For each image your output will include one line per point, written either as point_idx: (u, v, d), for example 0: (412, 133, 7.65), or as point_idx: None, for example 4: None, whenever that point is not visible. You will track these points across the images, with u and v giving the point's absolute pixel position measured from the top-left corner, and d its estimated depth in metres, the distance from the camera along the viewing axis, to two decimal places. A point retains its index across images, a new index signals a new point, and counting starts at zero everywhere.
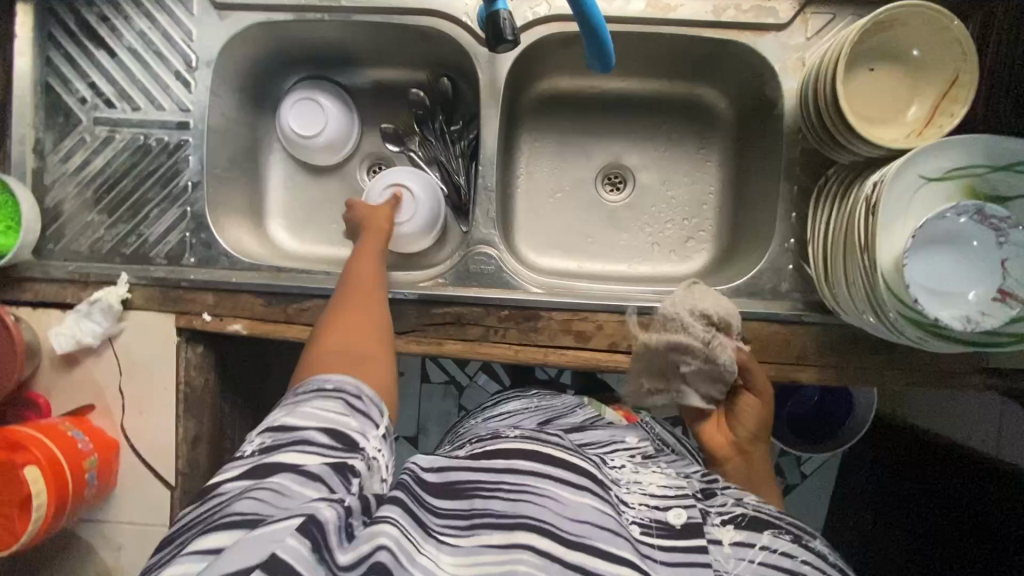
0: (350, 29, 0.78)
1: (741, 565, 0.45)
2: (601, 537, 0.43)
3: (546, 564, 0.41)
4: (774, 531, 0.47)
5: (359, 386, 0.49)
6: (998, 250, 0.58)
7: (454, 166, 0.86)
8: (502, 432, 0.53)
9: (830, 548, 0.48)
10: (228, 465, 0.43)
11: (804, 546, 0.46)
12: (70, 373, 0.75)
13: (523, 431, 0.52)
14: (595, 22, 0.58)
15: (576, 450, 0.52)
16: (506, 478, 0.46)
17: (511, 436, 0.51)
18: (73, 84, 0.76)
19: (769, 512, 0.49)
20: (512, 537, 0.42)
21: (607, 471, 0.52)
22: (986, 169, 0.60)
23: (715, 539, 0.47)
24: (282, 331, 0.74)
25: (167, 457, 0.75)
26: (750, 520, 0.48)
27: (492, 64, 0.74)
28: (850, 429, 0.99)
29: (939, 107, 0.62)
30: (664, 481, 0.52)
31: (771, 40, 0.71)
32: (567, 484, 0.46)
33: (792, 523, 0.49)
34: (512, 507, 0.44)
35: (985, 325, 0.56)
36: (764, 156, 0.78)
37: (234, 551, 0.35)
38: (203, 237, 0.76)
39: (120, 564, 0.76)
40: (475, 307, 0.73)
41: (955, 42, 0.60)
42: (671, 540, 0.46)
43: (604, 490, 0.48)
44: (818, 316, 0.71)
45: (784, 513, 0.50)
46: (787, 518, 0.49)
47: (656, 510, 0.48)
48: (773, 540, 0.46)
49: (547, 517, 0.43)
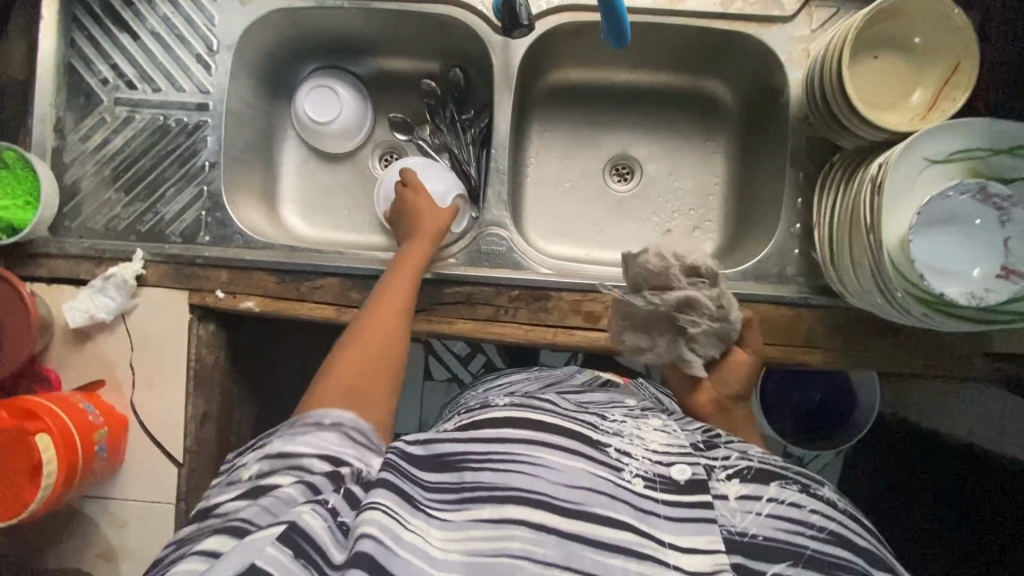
0: (367, 17, 0.80)
1: (749, 519, 0.44)
2: (599, 503, 0.42)
3: (541, 535, 0.39)
4: (780, 483, 0.47)
5: (359, 420, 0.48)
6: (1001, 229, 0.60)
7: (465, 154, 0.87)
8: (491, 402, 0.53)
9: (838, 495, 0.49)
10: (229, 487, 0.44)
11: (813, 494, 0.47)
12: (82, 348, 0.75)
13: (510, 400, 0.50)
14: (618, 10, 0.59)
15: (571, 412, 0.51)
16: (496, 448, 0.44)
17: (500, 405, 0.49)
18: (95, 65, 0.78)
19: (775, 463, 0.50)
20: (505, 511, 0.40)
21: (606, 425, 0.51)
22: (986, 152, 0.62)
23: (721, 494, 0.46)
24: (294, 309, 0.75)
25: (176, 434, 0.75)
26: (754, 472, 0.48)
27: (506, 52, 0.76)
28: (856, 423, 1.00)
29: (941, 93, 0.64)
30: (664, 436, 0.51)
31: (778, 31, 0.73)
32: (559, 449, 0.44)
33: (797, 472, 0.49)
34: (505, 479, 0.42)
35: (988, 300, 0.58)
36: (769, 145, 0.80)
37: (224, 558, 0.35)
38: (219, 216, 0.77)
39: (124, 542, 0.75)
40: (486, 287, 0.74)
41: (957, 29, 0.62)
42: (675, 496, 0.44)
43: (599, 451, 0.46)
44: (823, 299, 0.73)
45: (789, 465, 0.50)
46: (791, 469, 0.49)
47: (659, 465, 0.47)
48: (780, 490, 0.46)
49: (541, 487, 0.42)
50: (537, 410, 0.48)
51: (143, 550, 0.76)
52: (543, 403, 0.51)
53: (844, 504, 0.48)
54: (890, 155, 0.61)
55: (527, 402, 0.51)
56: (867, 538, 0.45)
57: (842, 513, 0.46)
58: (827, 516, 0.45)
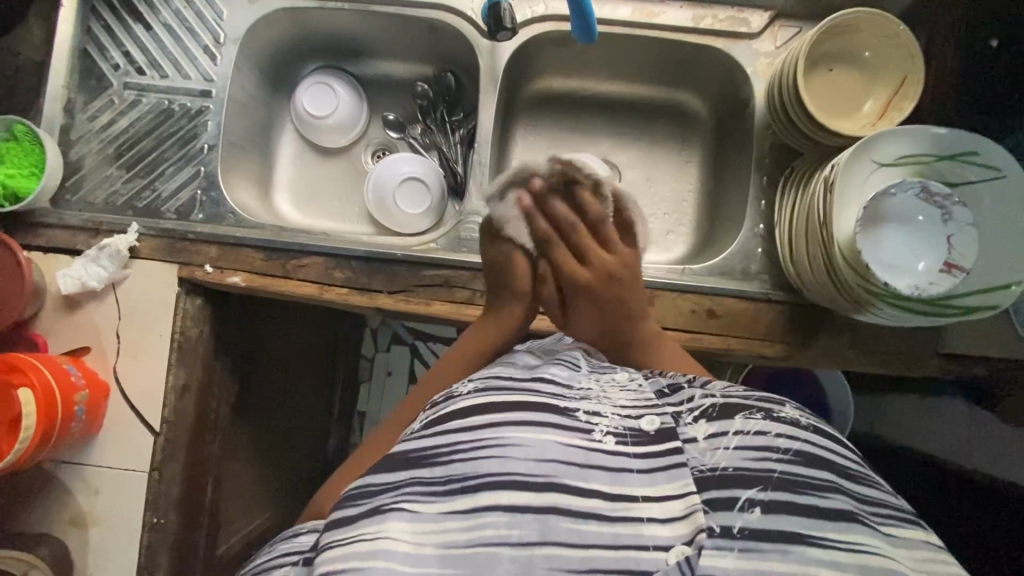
0: (365, 19, 0.86)
1: (718, 455, 0.45)
2: (570, 474, 0.44)
3: (514, 516, 0.42)
4: (745, 414, 0.48)
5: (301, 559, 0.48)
6: (943, 226, 0.65)
7: (453, 153, 0.92)
8: (451, 390, 0.54)
9: (799, 413, 0.50)
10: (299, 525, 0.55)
11: (776, 420, 0.48)
12: (71, 315, 0.78)
13: (475, 384, 0.53)
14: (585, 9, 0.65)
15: (537, 382, 0.52)
16: (464, 438, 0.46)
17: (465, 393, 0.52)
18: (109, 52, 0.83)
19: (738, 395, 0.50)
20: (478, 499, 0.43)
21: (574, 390, 0.52)
22: (932, 158, 0.66)
23: (689, 437, 0.47)
24: (278, 285, 0.78)
25: (154, 404, 0.77)
26: (720, 408, 0.49)
27: (493, 55, 0.82)
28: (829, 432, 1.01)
29: (890, 104, 0.71)
30: (630, 392, 0.53)
31: (744, 46, 0.79)
32: (525, 425, 0.46)
33: (761, 399, 0.50)
34: (474, 467, 0.45)
35: (934, 291, 0.63)
36: (736, 153, 0.85)
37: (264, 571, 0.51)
38: (213, 195, 0.81)
39: (95, 508, 0.77)
40: (463, 271, 0.77)
41: (903, 47, 0.69)
42: (647, 448, 0.47)
43: (567, 416, 0.48)
44: (784, 295, 0.76)
45: (750, 393, 0.51)
46: (754, 396, 0.50)
47: (629, 419, 0.49)
48: (745, 422, 0.47)
49: (512, 467, 0.44)
50: (502, 391, 0.50)
51: (113, 519, 0.77)
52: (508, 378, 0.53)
53: (808, 419, 0.49)
54: (836, 165, 0.65)
55: (492, 381, 0.53)
56: (835, 451, 0.47)
57: (806, 430, 0.47)
58: (792, 437, 0.46)
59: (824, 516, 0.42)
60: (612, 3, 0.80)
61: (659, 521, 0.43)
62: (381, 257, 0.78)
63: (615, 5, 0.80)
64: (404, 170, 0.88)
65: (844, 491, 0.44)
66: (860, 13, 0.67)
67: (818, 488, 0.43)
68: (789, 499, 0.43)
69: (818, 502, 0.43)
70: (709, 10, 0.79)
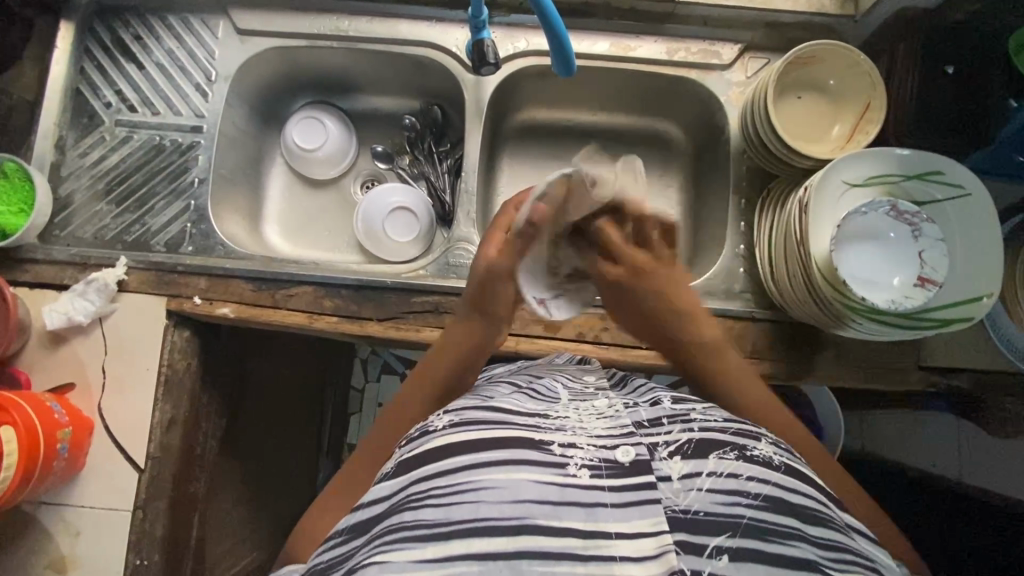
0: (353, 57, 0.89)
1: (691, 496, 0.42)
2: (544, 515, 0.40)
3: (486, 564, 0.38)
4: (719, 453, 0.46)
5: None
6: (915, 243, 0.68)
7: (442, 184, 0.94)
8: (429, 422, 0.50)
9: (773, 449, 0.48)
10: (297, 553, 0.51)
11: (748, 460, 0.45)
12: (56, 351, 0.77)
13: (452, 418, 0.48)
14: (557, 32, 0.66)
15: (513, 413, 0.49)
16: (437, 483, 0.43)
17: (440, 428, 0.47)
18: (100, 90, 0.85)
19: (715, 430, 0.48)
20: (449, 546, 0.39)
21: (548, 421, 0.49)
22: (901, 178, 0.70)
23: (663, 475, 0.44)
24: (269, 314, 0.78)
25: (140, 437, 0.76)
26: (696, 445, 0.46)
27: (477, 90, 0.85)
28: None
29: (857, 127, 0.76)
30: (607, 420, 0.50)
31: (716, 77, 0.83)
32: (497, 464, 0.43)
33: (737, 433, 0.48)
34: (446, 515, 0.41)
35: (907, 304, 0.66)
36: (714, 175, 0.87)
37: None
38: (203, 228, 0.82)
39: (75, 551, 0.74)
40: (451, 296, 0.78)
41: (866, 74, 0.73)
42: (622, 479, 0.43)
43: (543, 451, 0.44)
44: (767, 313, 0.78)
45: (729, 423, 0.49)
46: (731, 429, 0.49)
47: (604, 450, 0.45)
48: (718, 463, 0.45)
49: (484, 512, 0.40)
50: (483, 427, 0.46)
51: (93, 564, 0.74)
52: (486, 408, 0.49)
53: (781, 457, 0.47)
54: (810, 186, 0.67)
55: (470, 414, 0.49)
56: (802, 492, 0.45)
57: (777, 471, 0.45)
58: (762, 480, 0.44)
59: (788, 565, 0.40)
60: (590, 40, 0.84)
61: (632, 560, 0.39)
62: (370, 285, 0.78)
63: (593, 42, 0.84)
64: (392, 201, 0.89)
65: (809, 537, 0.42)
66: (824, 44, 0.72)
67: (785, 536, 0.41)
68: (756, 546, 0.40)
69: (781, 552, 0.40)
70: (682, 44, 0.83)
